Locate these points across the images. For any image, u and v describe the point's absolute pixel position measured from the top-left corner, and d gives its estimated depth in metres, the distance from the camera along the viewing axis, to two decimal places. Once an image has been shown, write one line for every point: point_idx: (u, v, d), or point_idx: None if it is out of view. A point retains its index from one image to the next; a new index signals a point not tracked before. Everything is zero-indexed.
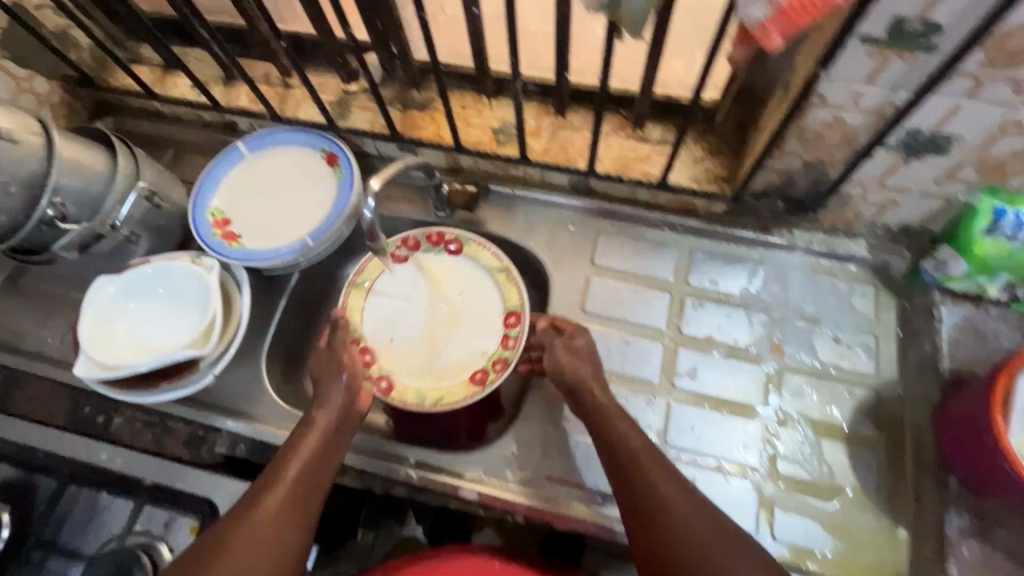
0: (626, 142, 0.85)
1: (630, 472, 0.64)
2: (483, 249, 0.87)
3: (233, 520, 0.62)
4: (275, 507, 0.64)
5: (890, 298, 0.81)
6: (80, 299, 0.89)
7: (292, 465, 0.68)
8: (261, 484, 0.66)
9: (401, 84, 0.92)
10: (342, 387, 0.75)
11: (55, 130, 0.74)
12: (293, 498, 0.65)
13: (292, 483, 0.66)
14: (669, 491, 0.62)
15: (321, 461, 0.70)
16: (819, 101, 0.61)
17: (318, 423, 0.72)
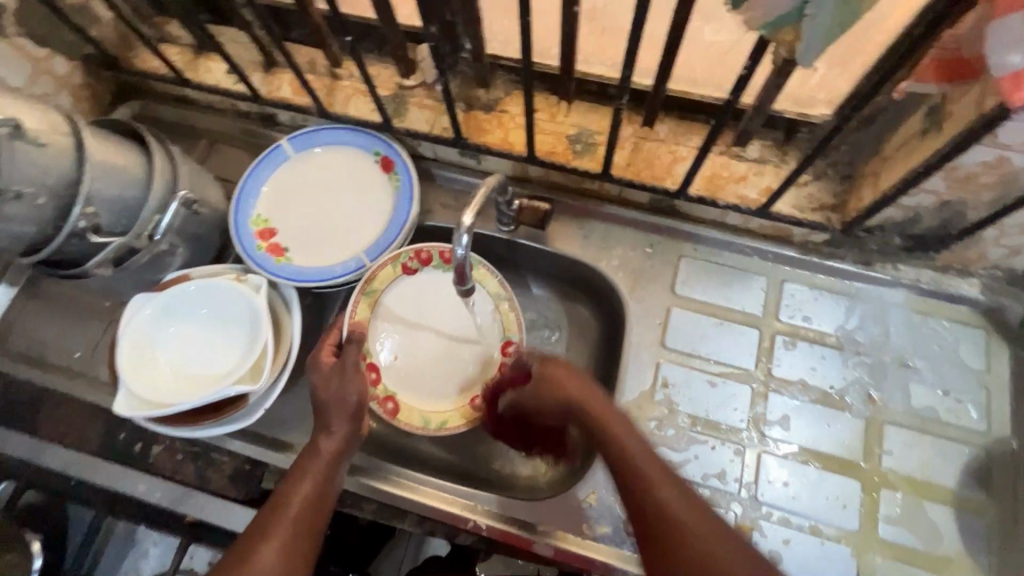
0: (719, 159, 0.76)
1: (643, 510, 0.56)
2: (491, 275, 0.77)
3: (229, 568, 0.54)
4: (271, 553, 0.55)
5: (1002, 346, 0.74)
6: (109, 309, 0.81)
7: (296, 497, 0.58)
8: (260, 522, 0.57)
9: (466, 80, 0.81)
10: (347, 408, 0.63)
11: (85, 129, 0.64)
12: (296, 539, 0.57)
13: (296, 519, 0.57)
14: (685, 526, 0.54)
15: (327, 491, 0.60)
16: (988, 141, 0.52)
17: (326, 447, 0.61)
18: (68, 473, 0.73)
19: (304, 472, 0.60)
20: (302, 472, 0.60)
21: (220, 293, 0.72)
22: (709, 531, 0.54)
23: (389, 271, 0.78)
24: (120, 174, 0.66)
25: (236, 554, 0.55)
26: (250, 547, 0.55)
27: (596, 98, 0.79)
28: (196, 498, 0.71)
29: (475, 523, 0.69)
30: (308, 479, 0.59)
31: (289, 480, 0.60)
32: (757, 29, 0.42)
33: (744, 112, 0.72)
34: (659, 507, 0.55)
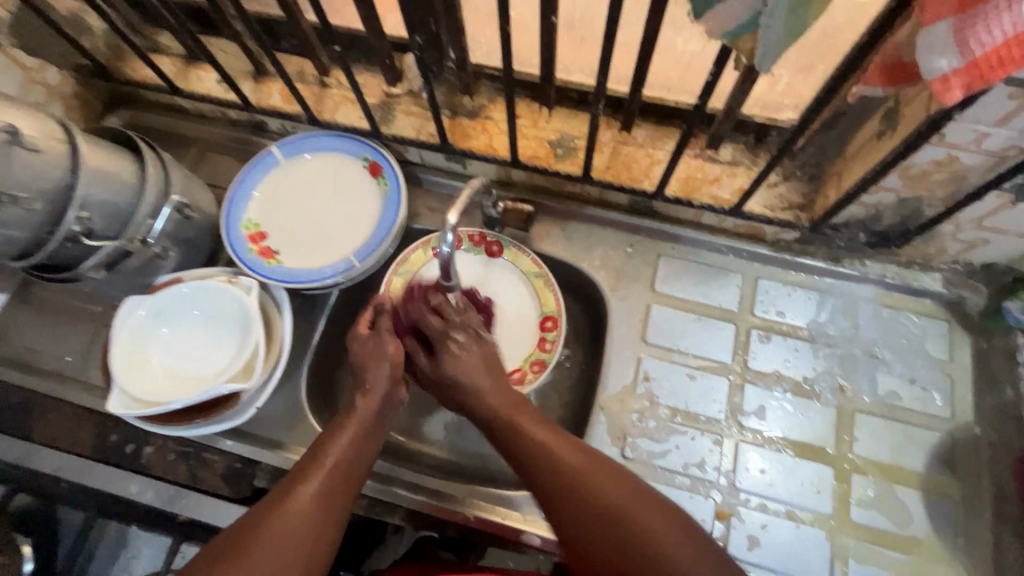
0: (694, 162, 0.80)
1: (568, 485, 0.57)
2: (523, 254, 0.83)
3: (269, 509, 0.55)
4: (315, 495, 0.57)
5: (965, 336, 0.77)
6: (100, 313, 0.82)
7: (335, 450, 0.61)
8: (294, 475, 0.59)
9: (451, 88, 0.84)
10: (385, 370, 0.68)
11: (79, 135, 0.66)
12: (336, 484, 0.59)
13: (335, 468, 0.59)
14: (613, 496, 0.56)
15: (364, 448, 0.63)
16: (937, 140, 0.56)
17: (361, 408, 0.65)
18: (59, 476, 0.74)
19: (341, 430, 0.63)
20: (340, 428, 0.64)
21: (212, 295, 0.74)
22: (635, 500, 0.55)
23: (422, 254, 0.85)
24: (113, 179, 0.68)
25: (274, 499, 0.56)
26: (291, 490, 0.57)
27: (576, 104, 0.83)
28: (189, 497, 0.72)
29: (465, 516, 0.72)
30: (343, 438, 0.62)
31: (327, 436, 0.63)
32: (719, 38, 0.45)
33: (715, 117, 0.76)
34: (590, 485, 0.57)
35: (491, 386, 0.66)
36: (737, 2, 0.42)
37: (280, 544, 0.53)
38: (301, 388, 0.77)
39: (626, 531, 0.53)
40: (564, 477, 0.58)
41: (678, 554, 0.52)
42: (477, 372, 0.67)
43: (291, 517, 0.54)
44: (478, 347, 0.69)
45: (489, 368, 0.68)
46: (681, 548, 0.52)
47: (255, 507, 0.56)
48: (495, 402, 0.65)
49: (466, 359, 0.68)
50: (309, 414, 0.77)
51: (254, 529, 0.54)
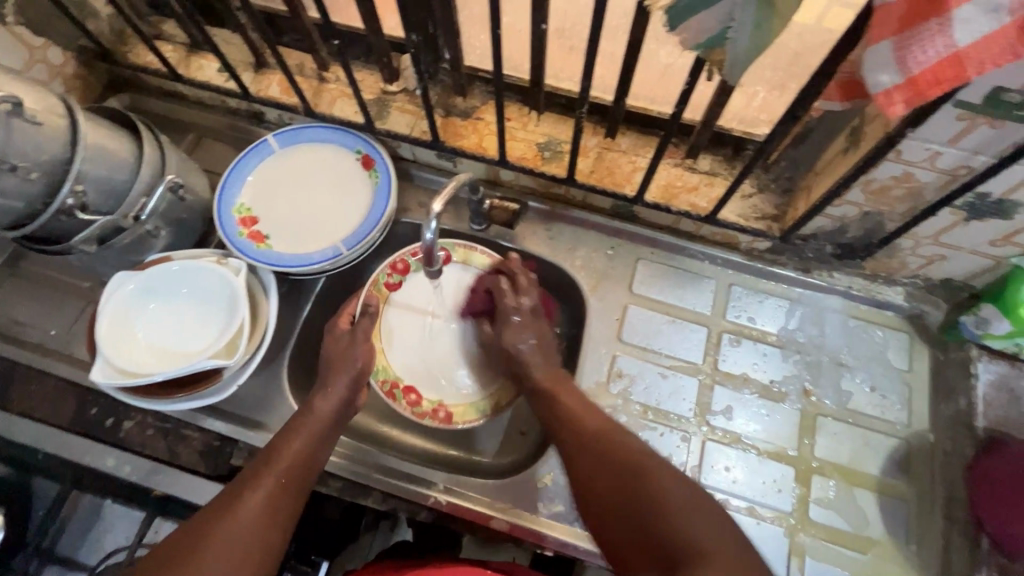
0: (673, 170, 0.84)
1: (589, 443, 0.62)
2: (471, 252, 0.86)
3: (216, 511, 0.56)
4: (263, 498, 0.57)
5: (923, 347, 0.81)
6: (86, 289, 0.83)
7: (285, 454, 0.61)
8: (246, 475, 0.59)
9: (446, 89, 0.87)
10: (348, 375, 0.70)
11: (80, 111, 0.68)
12: (280, 489, 0.59)
13: (282, 472, 0.60)
14: (619, 447, 0.60)
15: (316, 455, 0.64)
16: (893, 156, 0.61)
17: (320, 409, 0.66)
18: (37, 447, 0.75)
19: (295, 434, 0.64)
20: (295, 434, 0.64)
21: (201, 274, 0.76)
22: (643, 451, 0.60)
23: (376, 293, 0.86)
24: (110, 156, 0.70)
25: (223, 498, 0.57)
26: (238, 491, 0.57)
27: (564, 110, 0.86)
28: (165, 474, 0.73)
29: (436, 500, 0.74)
30: (301, 438, 0.63)
31: (279, 440, 0.63)
32: (692, 49, 0.49)
33: (693, 128, 0.80)
34: (600, 438, 0.62)
35: (536, 358, 0.74)
36: (708, 16, 0.46)
37: (223, 540, 0.53)
38: (282, 370, 0.79)
39: (631, 468, 0.58)
40: (586, 437, 0.63)
41: (669, 481, 0.55)
42: (534, 346, 0.75)
43: (233, 517, 0.55)
44: (537, 322, 0.77)
45: (541, 345, 0.75)
46: (683, 489, 0.54)
47: (204, 507, 0.57)
48: (535, 372, 0.73)
49: (512, 331, 0.76)
50: (288, 395, 0.78)
51: (198, 529, 0.54)
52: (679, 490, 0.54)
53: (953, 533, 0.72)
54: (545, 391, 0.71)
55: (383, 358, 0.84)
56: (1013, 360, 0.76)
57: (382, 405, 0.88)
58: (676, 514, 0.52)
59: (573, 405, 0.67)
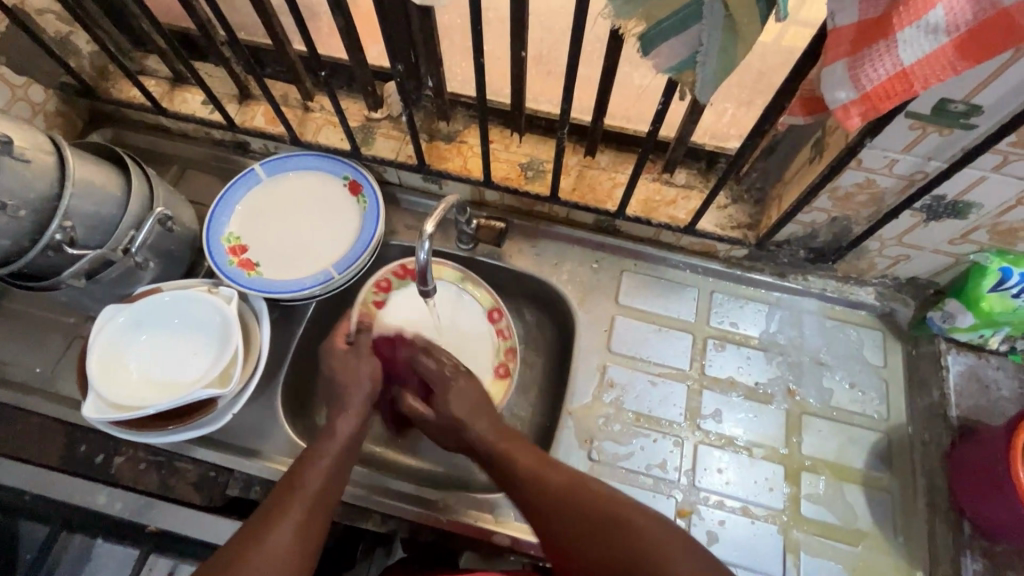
0: (651, 184, 0.87)
1: (552, 501, 0.60)
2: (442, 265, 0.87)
3: (246, 539, 0.55)
4: (293, 526, 0.56)
5: (896, 343, 0.85)
6: (73, 324, 0.82)
7: (307, 482, 0.60)
8: (275, 501, 0.58)
9: (429, 114, 0.90)
10: (364, 391, 0.70)
11: (67, 148, 0.68)
12: (306, 519, 0.58)
13: (308, 500, 0.59)
14: (584, 500, 0.59)
15: (337, 478, 0.63)
16: (854, 165, 0.65)
17: (342, 428, 0.66)
18: (25, 489, 0.73)
19: (317, 456, 0.63)
20: (317, 455, 0.63)
21: (192, 304, 0.76)
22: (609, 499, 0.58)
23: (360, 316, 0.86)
24: (98, 191, 0.70)
25: (252, 527, 0.56)
26: (263, 526, 0.56)
27: (544, 131, 0.90)
28: (157, 506, 0.71)
29: (438, 519, 0.74)
30: (325, 459, 0.63)
31: (300, 466, 0.62)
32: (664, 72, 0.52)
33: (667, 144, 0.84)
34: (556, 498, 0.60)
35: (480, 420, 0.69)
36: (679, 42, 0.49)
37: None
38: (277, 396, 0.79)
39: (609, 528, 0.56)
40: (552, 495, 0.60)
41: (666, 539, 0.54)
42: (472, 410, 0.70)
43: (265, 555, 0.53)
44: (470, 385, 0.73)
45: (476, 405, 0.71)
46: (665, 534, 0.54)
47: (231, 537, 0.56)
48: (479, 428, 0.69)
49: (454, 401, 0.71)
50: (284, 421, 0.78)
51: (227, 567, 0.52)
52: (663, 538, 0.54)
53: (936, 521, 0.75)
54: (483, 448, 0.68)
55: None
56: (979, 351, 0.80)
57: (378, 427, 0.89)
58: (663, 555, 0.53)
59: (528, 464, 0.64)
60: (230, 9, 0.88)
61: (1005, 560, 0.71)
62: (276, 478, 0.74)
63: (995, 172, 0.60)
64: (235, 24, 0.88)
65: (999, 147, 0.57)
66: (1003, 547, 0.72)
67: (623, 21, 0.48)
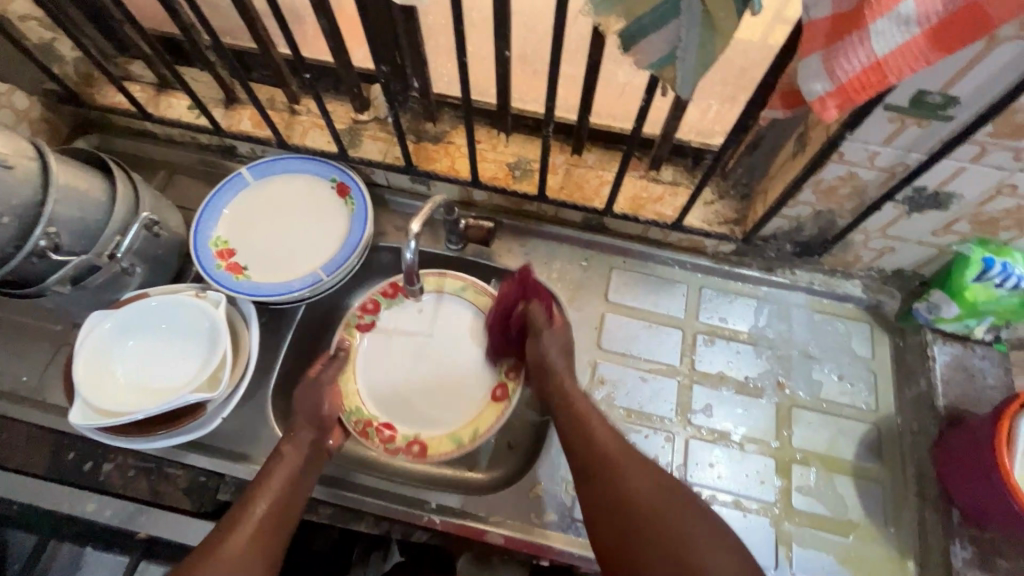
0: (638, 182, 0.88)
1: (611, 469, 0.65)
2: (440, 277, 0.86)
3: (202, 556, 0.58)
4: (243, 546, 0.59)
5: (884, 335, 0.86)
6: (59, 332, 0.81)
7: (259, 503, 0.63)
8: (228, 522, 0.61)
9: (416, 116, 0.90)
10: (316, 416, 0.71)
11: (51, 154, 0.68)
12: (256, 539, 0.60)
13: (258, 521, 0.61)
14: (635, 480, 0.64)
15: (291, 497, 0.65)
16: (836, 158, 0.66)
17: (291, 450, 0.68)
18: (12, 498, 0.72)
19: (268, 476, 0.65)
20: (269, 474, 0.65)
21: (179, 309, 0.75)
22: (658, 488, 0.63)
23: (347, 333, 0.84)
24: (82, 196, 0.70)
25: (208, 546, 0.59)
26: (218, 543, 0.59)
27: (531, 131, 0.90)
28: (148, 513, 0.71)
29: (429, 519, 0.74)
30: (276, 478, 0.65)
31: (252, 487, 0.64)
32: (645, 68, 0.52)
33: (653, 141, 0.85)
34: (613, 473, 0.64)
35: (561, 358, 0.74)
36: (658, 38, 0.49)
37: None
38: (267, 400, 0.79)
39: (661, 501, 0.62)
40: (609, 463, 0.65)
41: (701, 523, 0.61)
42: (563, 354, 0.74)
43: (216, 567, 0.57)
44: (566, 338, 0.76)
45: (566, 350, 0.75)
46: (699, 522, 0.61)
47: (192, 552, 0.59)
48: (565, 380, 0.72)
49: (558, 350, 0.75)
50: (274, 425, 0.77)
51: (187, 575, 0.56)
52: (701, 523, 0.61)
53: (926, 510, 0.75)
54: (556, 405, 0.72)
55: (355, 399, 0.81)
56: (965, 341, 0.81)
57: None
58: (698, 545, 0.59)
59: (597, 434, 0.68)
60: (213, 13, 0.87)
61: (994, 547, 0.72)
62: None
63: (974, 163, 0.61)
64: (219, 28, 0.88)
65: (977, 137, 0.58)
66: (992, 534, 0.72)
67: (602, 18, 0.49)
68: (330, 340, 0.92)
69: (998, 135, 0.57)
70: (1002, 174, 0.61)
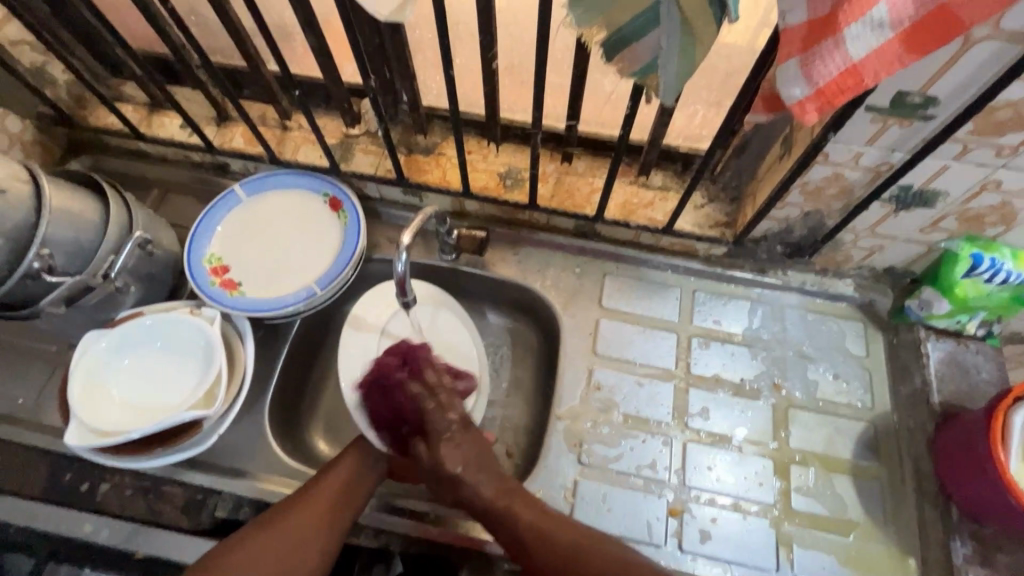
0: (629, 188, 0.88)
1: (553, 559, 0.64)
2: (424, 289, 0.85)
3: (263, 524, 0.65)
4: (299, 520, 0.65)
5: (878, 334, 0.86)
6: (55, 352, 0.81)
7: (323, 483, 0.68)
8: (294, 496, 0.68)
9: (406, 128, 0.91)
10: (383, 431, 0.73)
11: (44, 177, 0.69)
12: (311, 518, 0.66)
13: (317, 502, 0.67)
14: (591, 564, 0.63)
15: (354, 488, 0.69)
16: (822, 159, 0.66)
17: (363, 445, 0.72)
18: (9, 521, 0.72)
19: (339, 462, 0.70)
20: (341, 461, 0.70)
21: (175, 327, 0.76)
22: (622, 567, 0.63)
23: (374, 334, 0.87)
24: (75, 217, 0.70)
25: (271, 514, 0.66)
26: (282, 511, 0.66)
27: (520, 140, 0.91)
28: (146, 532, 0.71)
29: (429, 530, 0.73)
30: (344, 466, 0.70)
31: (323, 471, 0.70)
32: (629, 76, 0.53)
33: (641, 147, 0.86)
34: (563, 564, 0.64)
35: (477, 476, 0.68)
36: (640, 46, 0.50)
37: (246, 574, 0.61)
38: (264, 415, 0.79)
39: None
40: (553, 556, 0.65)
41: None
42: (472, 466, 0.69)
43: (269, 537, 0.64)
44: (469, 443, 0.71)
45: (470, 460, 0.69)
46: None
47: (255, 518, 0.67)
48: (483, 493, 0.68)
49: (447, 452, 0.68)
50: (272, 440, 0.77)
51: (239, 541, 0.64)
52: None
53: (925, 507, 0.76)
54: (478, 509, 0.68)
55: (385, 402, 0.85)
56: (957, 337, 0.82)
57: None
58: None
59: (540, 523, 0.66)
60: (203, 33, 0.88)
61: (994, 543, 0.72)
62: (264, 498, 0.73)
63: (958, 160, 0.62)
64: (210, 48, 0.89)
65: (959, 136, 0.58)
66: (992, 530, 0.72)
67: (584, 28, 0.50)
68: (326, 353, 0.92)
69: (980, 132, 0.58)
70: (985, 170, 0.62)
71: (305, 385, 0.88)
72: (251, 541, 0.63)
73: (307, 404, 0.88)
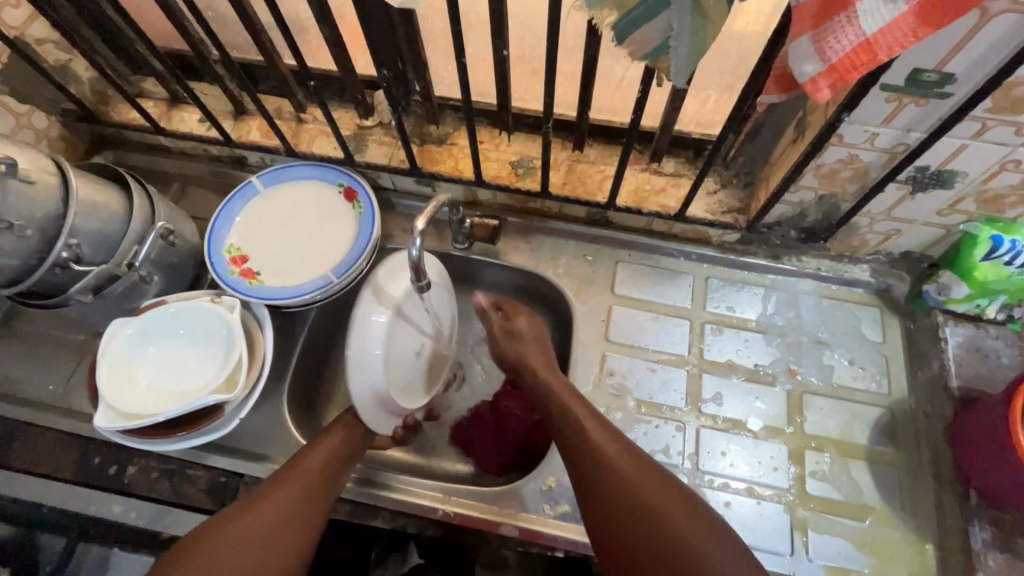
0: (640, 175, 0.89)
1: (630, 499, 0.61)
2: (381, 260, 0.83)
3: (231, 516, 0.62)
4: (273, 511, 0.63)
5: (895, 319, 0.85)
6: (82, 341, 0.84)
7: (298, 471, 0.67)
8: (263, 491, 0.65)
9: (420, 119, 0.92)
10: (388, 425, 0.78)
11: (70, 168, 0.71)
12: (282, 510, 0.63)
13: (288, 496, 0.65)
14: (664, 497, 0.61)
15: (327, 476, 0.68)
16: (836, 140, 0.66)
17: (335, 434, 0.72)
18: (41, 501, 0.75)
19: (313, 452, 0.69)
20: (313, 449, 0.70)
21: (197, 314, 0.78)
22: (676, 502, 0.61)
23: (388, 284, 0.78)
24: (101, 208, 0.72)
25: (237, 508, 0.63)
26: (250, 506, 0.63)
27: (532, 129, 0.91)
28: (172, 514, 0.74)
29: (444, 513, 0.75)
30: (314, 457, 0.69)
31: (296, 461, 0.69)
32: (640, 59, 0.53)
33: (652, 134, 0.86)
34: (638, 488, 0.62)
35: (537, 349, 0.79)
36: (650, 29, 0.50)
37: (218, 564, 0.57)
38: (284, 401, 0.80)
39: (669, 517, 0.59)
40: (630, 486, 0.62)
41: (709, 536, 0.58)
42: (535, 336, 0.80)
43: (236, 533, 0.60)
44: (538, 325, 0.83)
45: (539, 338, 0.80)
46: (707, 534, 0.58)
47: (215, 516, 0.63)
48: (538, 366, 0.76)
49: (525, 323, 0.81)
50: (291, 424, 0.79)
51: (202, 537, 0.60)
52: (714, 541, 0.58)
53: (943, 492, 0.75)
54: (547, 386, 0.73)
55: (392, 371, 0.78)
56: (976, 321, 0.80)
57: None
58: (696, 548, 0.57)
59: (623, 459, 0.64)
60: (221, 29, 0.90)
61: (1015, 528, 0.71)
62: None
63: (976, 140, 0.61)
64: (226, 43, 0.91)
65: (976, 114, 0.58)
66: (1012, 515, 0.71)
67: (595, 11, 0.50)
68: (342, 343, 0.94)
69: (999, 110, 0.57)
70: (1004, 150, 0.61)
71: (322, 373, 0.90)
72: (213, 538, 0.60)
73: (324, 391, 0.90)
